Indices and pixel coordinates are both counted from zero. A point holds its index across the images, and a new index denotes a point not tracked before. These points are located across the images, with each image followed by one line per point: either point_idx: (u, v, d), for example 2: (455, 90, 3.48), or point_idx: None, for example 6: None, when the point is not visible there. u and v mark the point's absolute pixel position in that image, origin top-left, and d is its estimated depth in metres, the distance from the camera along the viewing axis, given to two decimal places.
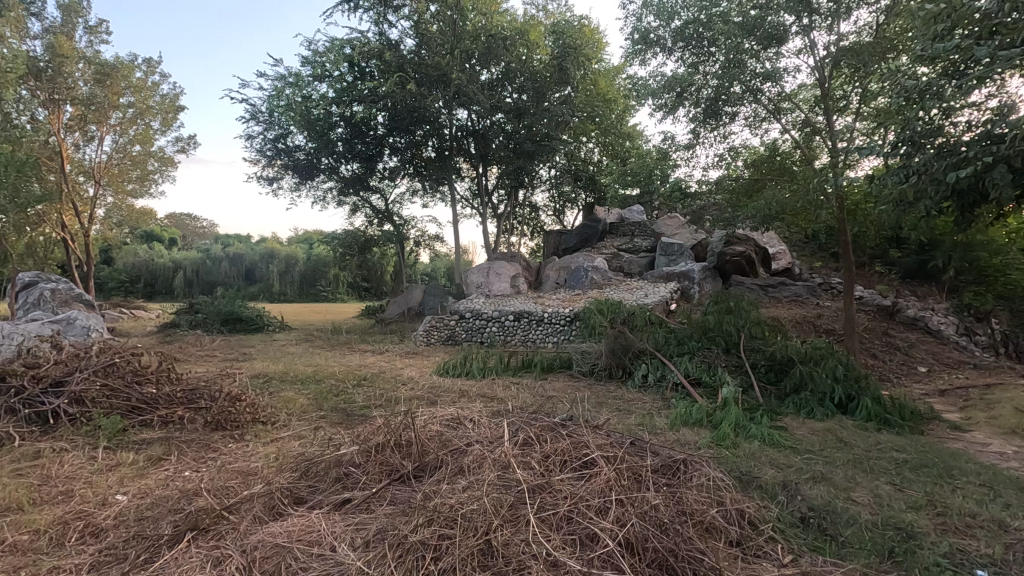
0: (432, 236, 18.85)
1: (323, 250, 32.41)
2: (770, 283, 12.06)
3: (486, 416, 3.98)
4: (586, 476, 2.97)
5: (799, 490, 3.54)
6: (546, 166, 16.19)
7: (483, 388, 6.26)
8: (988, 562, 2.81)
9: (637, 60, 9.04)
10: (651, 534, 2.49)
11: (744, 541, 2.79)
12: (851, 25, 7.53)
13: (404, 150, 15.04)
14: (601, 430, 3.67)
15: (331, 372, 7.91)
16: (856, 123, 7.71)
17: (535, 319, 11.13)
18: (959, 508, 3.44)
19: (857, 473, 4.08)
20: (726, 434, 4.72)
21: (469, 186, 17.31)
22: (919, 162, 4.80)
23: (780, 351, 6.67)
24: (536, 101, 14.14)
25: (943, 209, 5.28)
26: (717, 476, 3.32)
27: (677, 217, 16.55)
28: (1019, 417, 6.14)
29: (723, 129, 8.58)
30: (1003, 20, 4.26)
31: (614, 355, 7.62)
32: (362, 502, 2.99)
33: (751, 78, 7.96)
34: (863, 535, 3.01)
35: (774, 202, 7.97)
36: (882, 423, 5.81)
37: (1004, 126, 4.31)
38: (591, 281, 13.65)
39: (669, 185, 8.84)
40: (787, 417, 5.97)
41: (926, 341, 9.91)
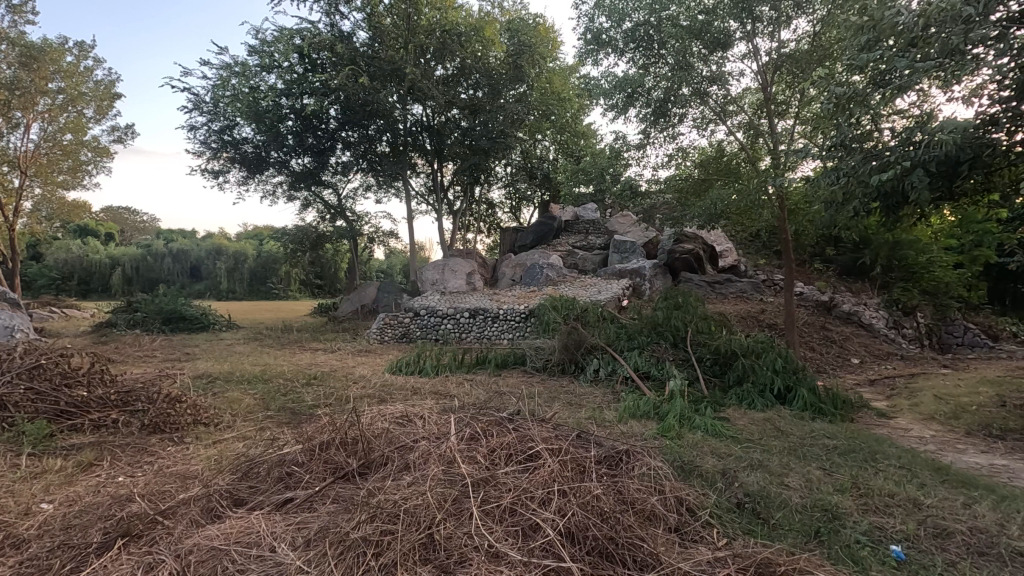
0: (386, 233, 18.58)
1: (274, 246, 31.54)
2: (717, 279, 12.50)
3: (435, 412, 3.98)
4: (531, 469, 3.02)
5: (736, 478, 3.70)
6: (502, 163, 16.28)
7: (436, 386, 6.23)
8: (902, 538, 3.02)
9: (589, 60, 9.19)
10: (592, 523, 2.57)
11: (681, 527, 2.89)
12: (791, 33, 7.89)
13: (357, 144, 14.91)
14: (548, 423, 3.74)
15: (279, 371, 7.69)
16: (796, 126, 8.08)
17: (491, 316, 11.16)
18: (880, 489, 3.68)
19: (791, 460, 4.30)
20: (671, 426, 4.90)
21: (424, 182, 17.15)
22: (848, 165, 5.12)
23: (724, 345, 6.96)
24: (491, 98, 14.11)
25: (871, 210, 5.62)
26: (659, 466, 3.43)
27: (629, 215, 16.93)
28: (938, 404, 6.61)
29: (672, 129, 8.80)
30: (920, 34, 4.58)
31: (566, 351, 7.73)
32: (304, 501, 2.94)
33: (699, 81, 8.30)
34: (792, 517, 3.18)
35: (720, 202, 8.27)
36: (816, 412, 6.13)
37: (923, 133, 4.65)
38: (546, 278, 13.79)
39: (621, 184, 9.01)
40: (729, 408, 6.22)
41: (859, 334, 10.50)
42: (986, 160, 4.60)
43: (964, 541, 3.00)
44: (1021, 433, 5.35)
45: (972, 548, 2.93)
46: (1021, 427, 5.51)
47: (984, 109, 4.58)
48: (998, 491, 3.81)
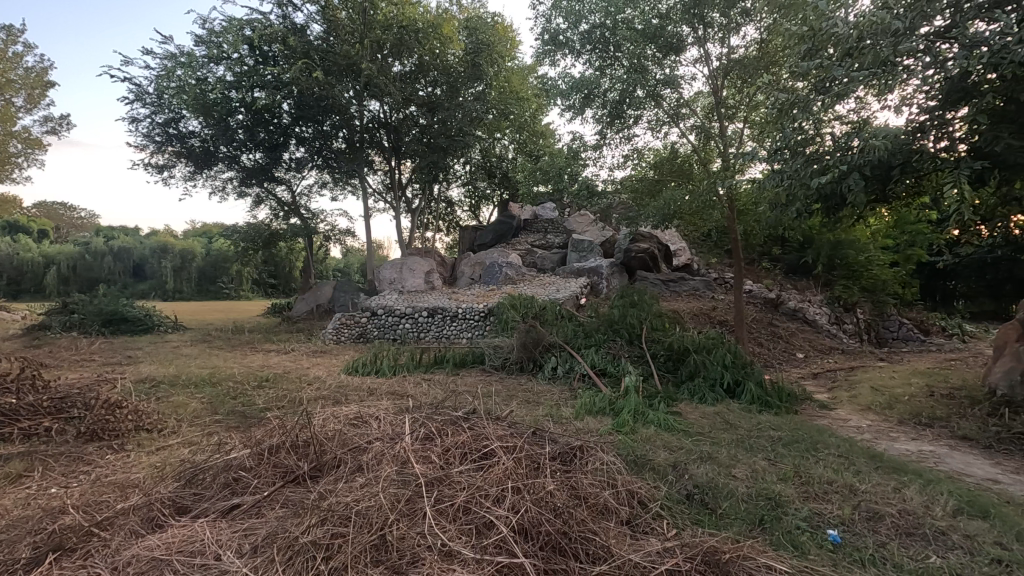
0: (343, 231, 18.21)
1: (223, 244, 30.54)
2: (671, 278, 12.84)
3: (390, 413, 3.94)
4: (485, 467, 3.04)
5: (686, 470, 3.82)
6: (461, 161, 16.22)
7: (394, 386, 6.16)
8: (838, 522, 3.19)
9: (546, 61, 9.27)
10: (545, 519, 2.61)
11: (633, 519, 2.96)
12: (740, 40, 8.17)
13: (311, 140, 14.62)
14: (503, 422, 3.76)
15: (229, 373, 7.43)
16: (745, 130, 8.37)
17: (449, 316, 11.10)
18: (819, 477, 3.87)
19: (739, 452, 4.46)
20: (625, 421, 5.01)
21: (381, 180, 16.90)
22: (791, 168, 5.35)
23: (677, 342, 7.17)
24: (450, 96, 14.04)
25: (812, 211, 5.89)
26: (612, 461, 3.51)
27: (587, 215, 17.16)
28: (874, 395, 7.00)
29: (627, 131, 8.97)
30: (856, 45, 4.82)
31: (525, 349, 7.78)
32: (252, 507, 2.86)
33: (653, 84, 8.47)
34: (738, 506, 3.31)
35: (673, 202, 8.49)
36: (763, 405, 6.38)
37: (858, 139, 4.91)
38: (505, 276, 13.83)
39: (578, 184, 9.12)
40: (682, 403, 6.41)
41: (804, 330, 10.99)
42: (914, 165, 4.89)
43: (893, 523, 3.19)
44: (947, 420, 5.73)
45: (900, 529, 3.12)
46: (947, 414, 5.89)
47: (913, 117, 4.87)
48: (925, 475, 4.07)
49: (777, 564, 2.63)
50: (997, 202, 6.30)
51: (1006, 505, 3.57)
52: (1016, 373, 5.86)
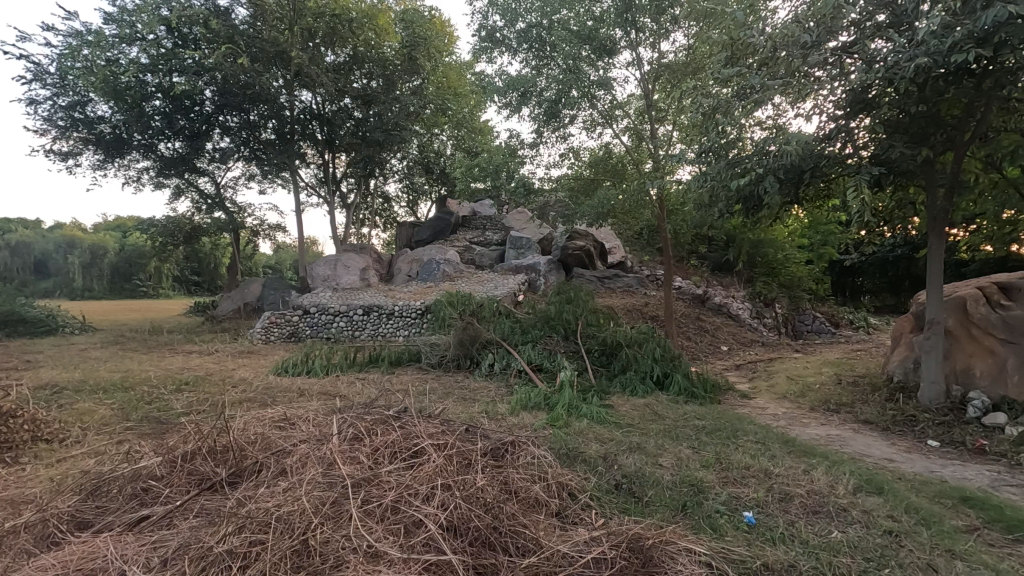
0: (273, 226, 17.46)
1: (140, 239, 28.70)
2: (605, 275, 13.20)
3: (318, 414, 3.83)
4: (416, 465, 3.00)
5: (616, 461, 3.94)
6: (398, 156, 15.93)
7: (326, 386, 5.98)
8: (754, 504, 3.39)
9: (484, 58, 9.32)
10: (474, 514, 2.62)
11: (563, 511, 3.03)
12: (669, 46, 8.51)
13: (237, 130, 13.88)
14: (435, 419, 3.72)
15: (144, 377, 6.95)
16: (674, 132, 8.72)
17: (385, 313, 10.89)
18: (738, 463, 4.09)
19: (665, 441, 4.66)
20: (559, 415, 5.11)
21: (314, 173, 16.32)
22: (714, 170, 5.64)
23: (610, 336, 7.37)
24: (386, 89, 13.73)
25: (734, 211, 6.22)
26: (542, 454, 3.56)
27: (524, 213, 17.29)
28: (789, 384, 7.50)
29: (563, 130, 9.05)
30: (771, 55, 5.13)
31: (462, 346, 7.76)
32: (162, 518, 2.69)
33: (588, 85, 8.61)
34: (663, 494, 3.45)
35: (607, 201, 8.73)
36: (689, 396, 6.70)
37: (773, 144, 5.23)
38: (442, 273, 13.74)
39: (515, 181, 9.17)
40: (614, 396, 6.60)
41: (728, 324, 11.61)
42: (823, 169, 5.26)
43: (801, 503, 3.43)
44: (851, 405, 6.22)
45: (807, 508, 3.36)
46: (851, 400, 6.39)
47: (823, 125, 5.24)
48: (831, 457, 4.40)
49: (697, 546, 2.76)
50: (895, 205, 6.90)
51: (897, 481, 3.93)
52: (910, 361, 6.44)
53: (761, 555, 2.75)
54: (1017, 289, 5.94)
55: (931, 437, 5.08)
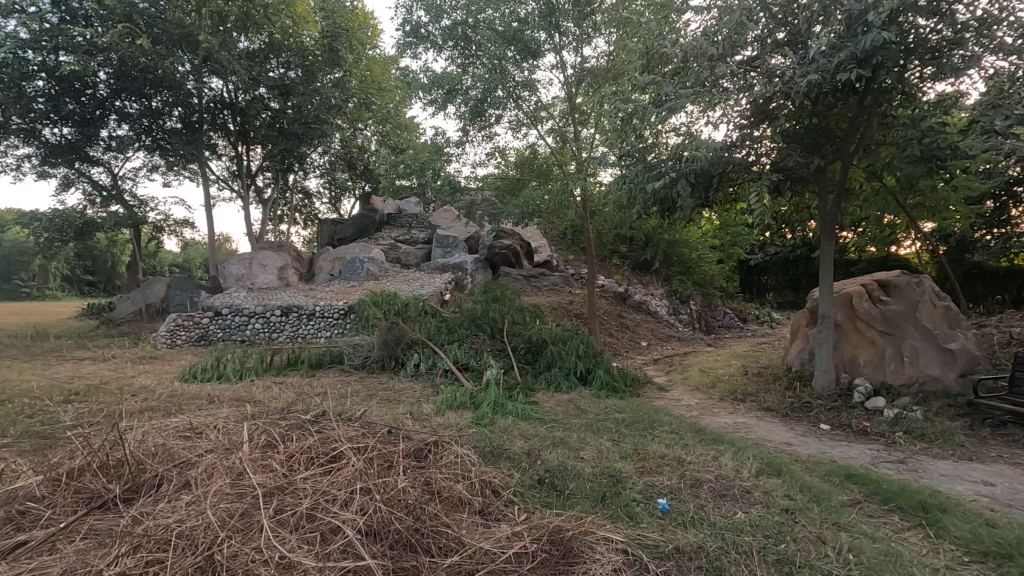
0: (179, 222, 16.23)
1: (21, 235, 25.75)
2: (531, 273, 13.39)
3: (229, 421, 3.62)
4: (333, 470, 2.90)
5: (539, 457, 4.01)
6: (319, 151, 15.30)
7: (239, 391, 5.65)
8: (667, 491, 3.56)
9: (408, 53, 9.18)
10: (395, 517, 2.58)
11: (486, 508, 3.05)
12: (591, 51, 8.78)
13: (136, 118, 12.82)
14: (356, 422, 3.63)
15: (26, 387, 6.25)
16: (597, 136, 8.98)
17: (305, 314, 10.46)
18: (655, 453, 4.30)
19: (587, 435, 4.81)
20: (485, 413, 5.13)
21: (226, 166, 15.37)
22: (633, 173, 5.88)
23: (535, 334, 7.49)
24: (306, 80, 13.15)
25: (651, 213, 6.51)
26: (466, 453, 3.56)
27: (451, 210, 16.95)
28: (702, 376, 7.98)
29: (488, 129, 9.03)
30: (684, 64, 5.40)
31: (386, 346, 7.60)
32: (43, 542, 2.43)
33: (513, 86, 8.67)
34: (583, 485, 3.56)
35: (532, 201, 8.83)
36: (610, 390, 6.97)
37: (685, 149, 5.52)
38: (366, 272, 13.39)
39: (442, 179, 9.02)
40: (539, 392, 6.73)
41: (648, 321, 12.14)
42: (730, 174, 5.62)
43: (710, 487, 3.65)
44: (755, 394, 6.70)
45: (715, 492, 3.58)
46: (756, 389, 6.89)
47: (730, 133, 5.60)
48: (737, 443, 4.72)
49: (614, 535, 2.87)
50: (792, 209, 7.50)
51: (794, 463, 4.27)
52: (806, 352, 7.02)
53: (673, 539, 2.89)
54: (892, 285, 6.62)
55: (823, 421, 5.58)
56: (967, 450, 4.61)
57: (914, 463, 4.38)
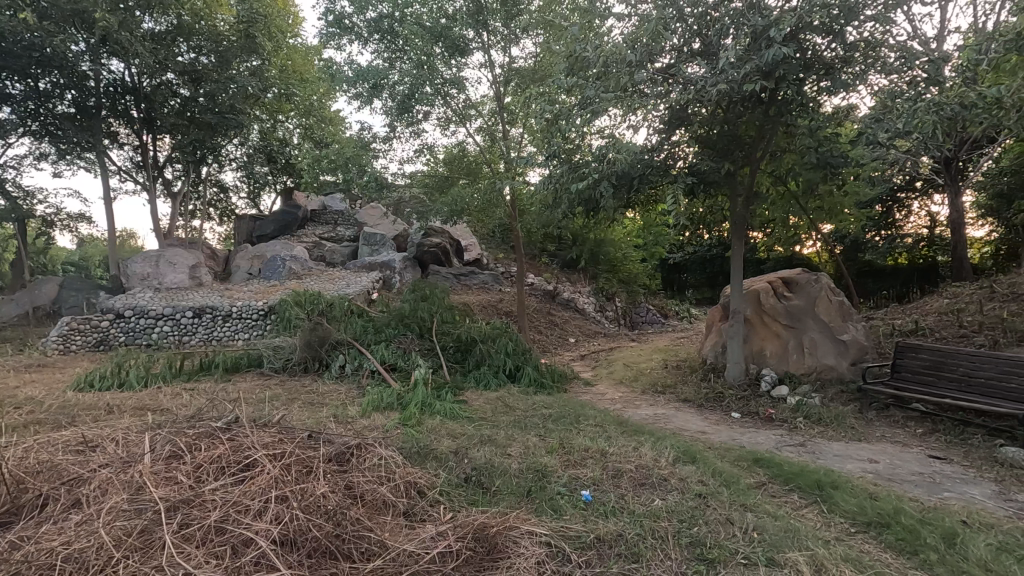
0: (74, 216, 14.80)
1: None
2: (461, 272, 13.33)
3: (130, 432, 3.36)
4: (246, 479, 2.76)
5: (466, 455, 4.01)
6: (235, 142, 14.44)
7: (144, 400, 5.25)
8: (590, 483, 3.66)
9: (332, 45, 8.90)
10: (313, 524, 2.49)
11: (411, 510, 3.01)
12: (519, 52, 8.88)
13: (20, 101, 11.45)
14: (273, 427, 3.47)
15: None
16: (524, 136, 9.09)
17: (220, 316, 9.87)
18: (579, 446, 4.41)
19: (514, 431, 4.86)
20: (412, 414, 5.07)
21: (129, 155, 14.18)
22: (559, 174, 6.01)
23: (465, 333, 7.48)
24: (220, 67, 12.38)
25: (576, 212, 6.67)
26: (390, 455, 3.49)
27: (378, 207, 16.48)
28: (625, 370, 8.29)
29: (416, 125, 8.89)
30: (605, 69, 5.57)
31: (309, 348, 7.32)
32: None
33: (441, 83, 8.59)
34: (509, 482, 3.59)
35: (461, 200, 8.77)
36: (538, 386, 7.09)
37: (608, 152, 5.69)
38: (288, 271, 12.82)
39: (368, 176, 8.77)
40: (468, 391, 6.73)
41: (575, 318, 12.45)
42: (649, 177, 5.87)
43: (630, 477, 3.80)
44: (674, 386, 7.06)
45: (635, 481, 3.74)
46: (674, 381, 7.25)
47: (649, 137, 5.84)
48: (655, 434, 4.95)
49: (538, 529, 2.92)
50: (707, 210, 7.95)
51: (707, 450, 4.54)
52: (719, 345, 7.46)
53: (595, 529, 2.99)
54: (795, 281, 7.16)
55: (734, 409, 5.96)
56: (857, 432, 5.08)
57: (812, 446, 4.77)
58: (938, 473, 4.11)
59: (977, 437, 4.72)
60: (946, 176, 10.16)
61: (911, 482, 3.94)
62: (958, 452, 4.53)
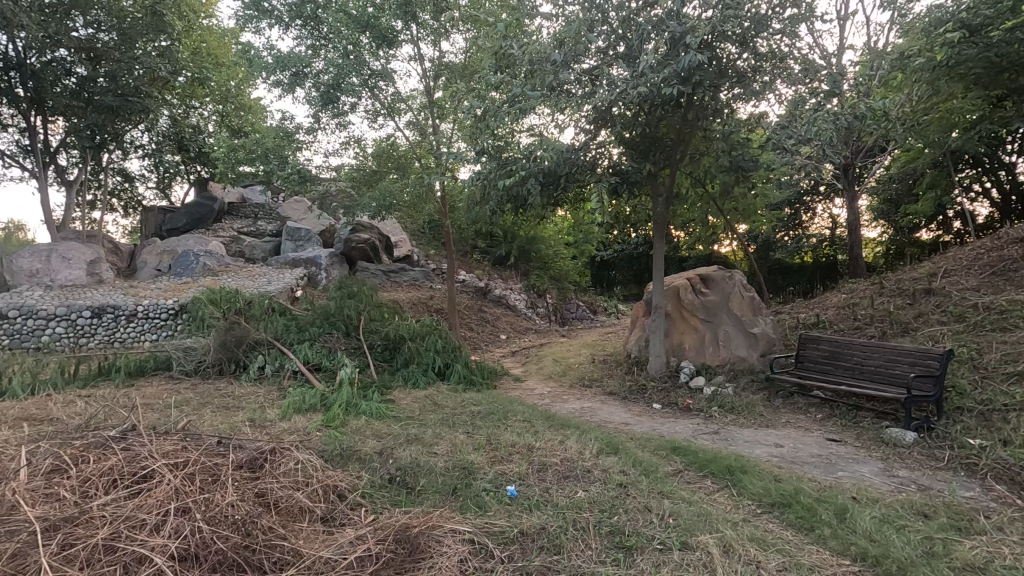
0: None
1: None
2: (391, 268, 13.03)
3: (7, 445, 3.03)
4: (142, 491, 2.56)
5: (391, 455, 3.91)
6: (140, 128, 13.34)
7: (30, 409, 4.75)
8: (516, 478, 3.68)
9: (250, 28, 8.42)
10: (218, 536, 2.34)
11: (330, 515, 2.90)
12: (449, 46, 8.77)
13: None
14: (176, 435, 3.24)
15: None
16: (454, 131, 8.99)
17: (124, 316, 9.10)
18: (506, 442, 4.43)
19: (443, 429, 4.81)
20: (336, 415, 4.89)
21: (14, 139, 12.77)
22: (487, 171, 6.00)
23: (393, 330, 7.32)
24: (123, 46, 11.38)
25: (505, 209, 6.69)
26: (308, 458, 3.35)
27: (302, 201, 15.80)
28: (553, 366, 8.44)
29: (342, 117, 8.58)
30: (533, 68, 5.61)
31: (224, 349, 6.91)
32: None
33: (368, 75, 8.32)
34: (434, 480, 3.54)
35: (390, 195, 8.57)
36: (468, 383, 7.07)
37: (535, 150, 5.75)
38: (202, 268, 12.02)
39: (289, 167, 8.36)
40: (396, 389, 6.59)
41: (507, 315, 12.52)
42: (575, 176, 5.99)
43: (555, 470, 3.86)
44: (600, 380, 7.26)
45: (559, 474, 3.80)
46: (600, 375, 7.45)
47: (575, 137, 5.95)
48: (581, 427, 5.07)
49: (463, 527, 2.90)
50: (631, 209, 8.21)
51: (629, 441, 4.69)
52: (642, 339, 7.74)
53: (518, 523, 3.01)
54: (711, 277, 7.55)
55: (655, 401, 6.21)
56: (765, 419, 5.42)
57: (725, 433, 5.05)
58: (834, 454, 4.47)
59: (868, 420, 5.17)
60: (844, 181, 10.86)
61: (811, 464, 4.26)
62: (852, 434, 4.95)
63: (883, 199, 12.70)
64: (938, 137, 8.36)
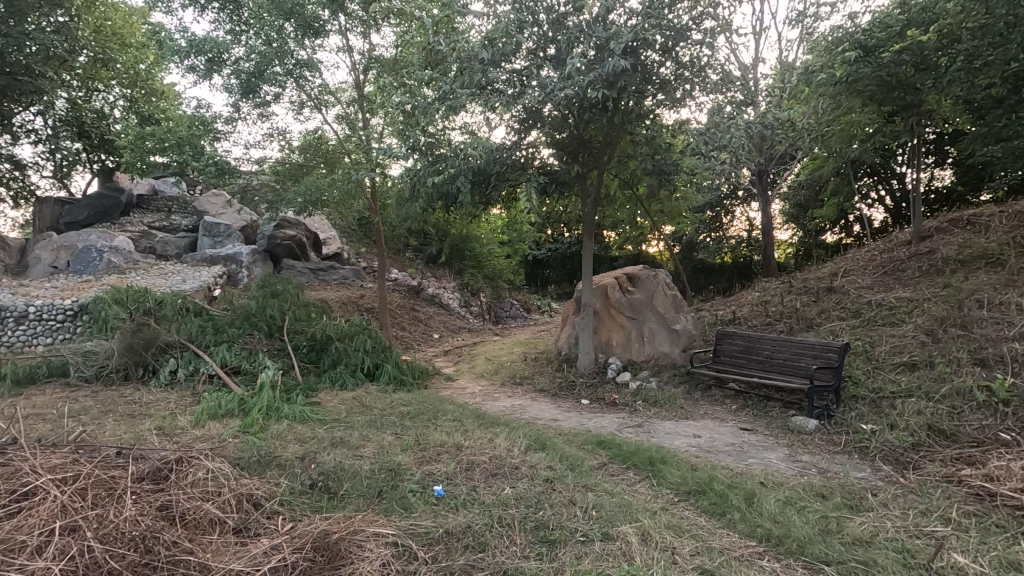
0: None
1: None
2: (319, 266, 12.56)
3: None
4: (23, 510, 2.36)
5: (314, 460, 3.76)
6: (32, 110, 12.09)
7: None
8: (444, 478, 3.65)
9: (161, 8, 7.83)
10: (111, 555, 2.18)
11: (243, 525, 2.75)
12: (379, 39, 8.55)
13: None
14: (67, 448, 2.99)
15: None
16: (384, 126, 8.78)
17: (12, 318, 8.24)
18: (435, 442, 4.39)
19: (369, 431, 4.69)
20: (255, 420, 4.66)
21: None
22: (417, 168, 5.91)
23: (319, 331, 7.06)
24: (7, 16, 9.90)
25: (436, 207, 6.61)
26: (219, 466, 3.17)
27: (221, 195, 14.91)
28: (485, 364, 8.45)
29: (265, 107, 8.17)
30: (463, 66, 5.58)
31: (130, 352, 6.39)
32: None
33: (292, 64, 7.96)
34: (359, 483, 3.44)
35: (316, 190, 8.25)
36: (398, 383, 6.93)
37: (465, 148, 5.74)
38: (107, 265, 11.11)
39: (205, 159, 7.87)
40: (322, 392, 6.35)
41: (439, 314, 12.39)
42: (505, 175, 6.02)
43: (483, 468, 3.85)
44: (531, 377, 7.35)
45: (487, 472, 3.80)
46: (531, 373, 7.53)
47: (505, 137, 5.99)
48: (511, 424, 5.10)
49: (386, 530, 2.84)
50: (561, 209, 8.35)
51: (557, 437, 4.77)
52: (572, 337, 7.92)
53: (443, 523, 2.99)
54: (637, 277, 7.82)
55: (583, 397, 6.36)
56: (685, 411, 5.69)
57: (648, 426, 5.24)
58: (746, 442, 4.76)
59: (777, 409, 5.54)
60: (758, 186, 11.57)
61: (724, 452, 4.51)
62: (763, 423, 5.28)
63: (793, 204, 13.64)
64: (839, 147, 9.08)
